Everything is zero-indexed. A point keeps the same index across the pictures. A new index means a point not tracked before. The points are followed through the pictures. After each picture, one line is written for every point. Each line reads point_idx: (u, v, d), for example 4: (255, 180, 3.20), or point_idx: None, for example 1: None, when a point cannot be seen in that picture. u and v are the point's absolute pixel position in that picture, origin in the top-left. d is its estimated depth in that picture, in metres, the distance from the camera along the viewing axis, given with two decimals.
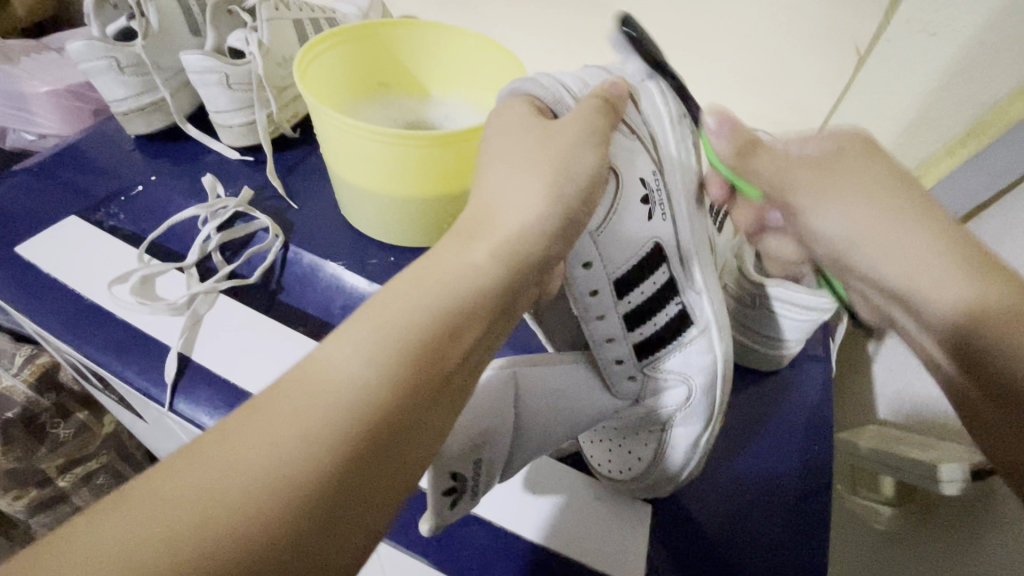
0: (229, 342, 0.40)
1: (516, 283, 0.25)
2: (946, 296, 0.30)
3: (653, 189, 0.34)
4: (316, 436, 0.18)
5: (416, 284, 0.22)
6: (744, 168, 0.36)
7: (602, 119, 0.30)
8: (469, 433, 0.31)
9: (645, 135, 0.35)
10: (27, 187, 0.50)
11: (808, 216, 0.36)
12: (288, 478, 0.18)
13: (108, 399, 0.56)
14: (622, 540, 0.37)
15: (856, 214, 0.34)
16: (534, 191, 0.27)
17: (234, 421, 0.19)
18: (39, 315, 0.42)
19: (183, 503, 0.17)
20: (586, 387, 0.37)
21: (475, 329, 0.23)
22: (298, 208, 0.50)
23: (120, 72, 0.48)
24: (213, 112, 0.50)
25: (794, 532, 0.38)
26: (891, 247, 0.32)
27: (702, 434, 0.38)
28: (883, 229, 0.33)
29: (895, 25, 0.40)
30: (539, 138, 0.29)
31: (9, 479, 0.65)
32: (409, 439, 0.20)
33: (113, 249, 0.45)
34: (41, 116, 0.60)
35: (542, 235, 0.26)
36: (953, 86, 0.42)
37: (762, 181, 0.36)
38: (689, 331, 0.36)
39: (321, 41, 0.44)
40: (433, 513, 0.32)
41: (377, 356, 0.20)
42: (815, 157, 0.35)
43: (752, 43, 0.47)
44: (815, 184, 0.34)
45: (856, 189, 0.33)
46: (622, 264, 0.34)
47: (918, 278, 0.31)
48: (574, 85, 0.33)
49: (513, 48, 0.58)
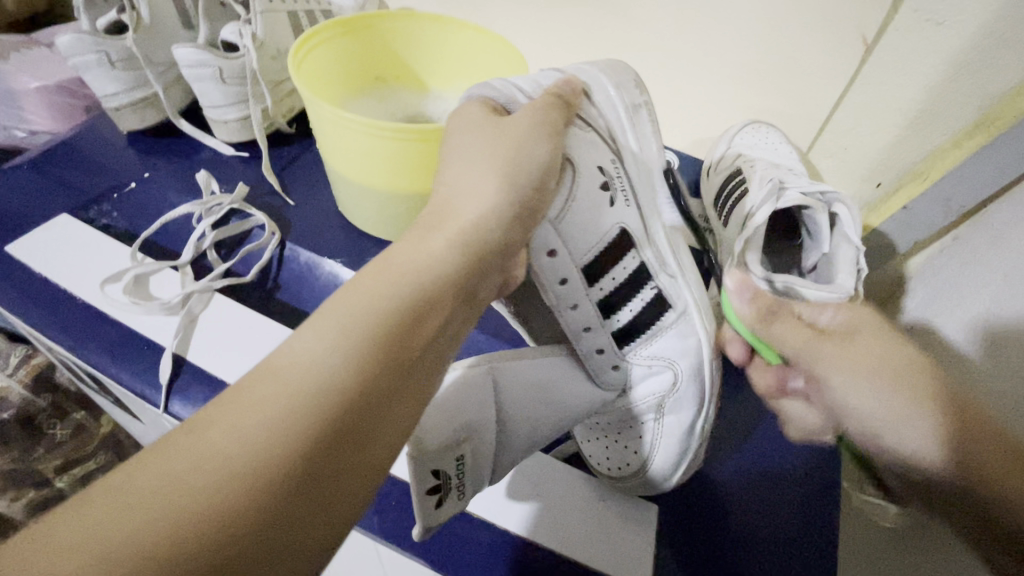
0: (224, 343, 0.39)
1: (478, 268, 0.25)
2: (922, 441, 0.28)
3: (612, 177, 0.35)
4: (284, 421, 0.18)
5: (372, 274, 0.22)
6: (768, 336, 0.34)
7: (555, 111, 0.31)
8: (449, 430, 0.30)
9: (600, 128, 0.36)
10: (17, 184, 0.50)
11: (830, 388, 0.31)
12: (255, 462, 0.17)
13: (103, 399, 0.56)
14: (627, 540, 0.36)
15: (862, 388, 0.30)
16: (488, 180, 0.27)
17: (199, 410, 0.18)
18: (31, 315, 0.41)
19: (146, 496, 0.16)
20: (567, 378, 0.36)
21: (441, 312, 0.23)
22: (294, 205, 0.49)
23: (110, 68, 0.46)
24: (206, 107, 0.49)
25: (803, 528, 0.37)
26: (895, 426, 0.29)
27: (695, 420, 0.37)
28: (897, 417, 0.29)
29: (904, 13, 0.40)
30: (495, 128, 0.29)
31: (6, 480, 0.65)
32: (374, 426, 0.20)
33: (104, 247, 0.44)
34: (31, 112, 0.58)
35: (500, 221, 0.27)
36: (960, 79, 0.41)
37: (783, 350, 0.33)
38: (668, 314, 0.37)
39: (316, 34, 0.43)
40: (421, 516, 0.31)
41: (340, 339, 0.20)
42: (833, 328, 0.32)
43: (755, 35, 0.46)
44: (835, 356, 0.30)
45: (859, 363, 0.30)
46: (586, 253, 0.34)
47: (911, 443, 0.28)
48: (525, 84, 0.34)
49: (513, 42, 0.57)
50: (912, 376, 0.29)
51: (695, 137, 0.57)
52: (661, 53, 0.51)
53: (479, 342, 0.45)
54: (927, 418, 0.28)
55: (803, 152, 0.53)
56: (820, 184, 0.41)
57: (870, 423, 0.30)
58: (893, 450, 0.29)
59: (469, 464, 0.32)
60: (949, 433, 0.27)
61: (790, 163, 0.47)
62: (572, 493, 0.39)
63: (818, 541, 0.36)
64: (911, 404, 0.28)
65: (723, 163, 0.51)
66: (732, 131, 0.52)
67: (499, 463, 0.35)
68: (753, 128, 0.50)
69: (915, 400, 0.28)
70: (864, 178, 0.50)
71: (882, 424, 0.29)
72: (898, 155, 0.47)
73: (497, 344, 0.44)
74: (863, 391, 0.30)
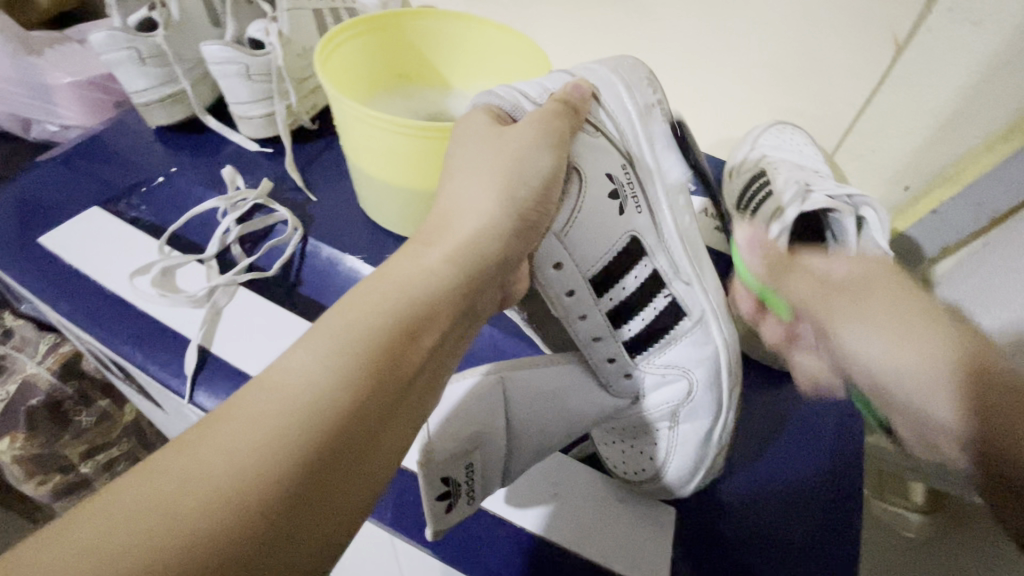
0: (248, 335, 0.40)
1: (477, 282, 0.26)
2: (943, 393, 0.28)
3: (622, 185, 0.34)
4: (273, 440, 0.18)
5: (370, 289, 0.23)
6: (780, 291, 0.37)
7: (558, 120, 0.31)
8: (459, 438, 0.31)
9: (611, 132, 0.35)
10: (50, 178, 0.51)
11: (841, 338, 0.33)
12: (245, 481, 0.17)
13: (128, 388, 0.57)
14: (643, 543, 0.36)
15: (879, 335, 0.31)
16: (490, 193, 0.28)
17: (192, 429, 0.18)
18: (62, 306, 0.42)
19: (134, 518, 0.16)
20: (578, 386, 0.36)
21: (439, 326, 0.24)
22: (316, 201, 0.50)
23: (141, 64, 0.47)
24: (232, 104, 0.49)
25: (821, 538, 0.36)
26: (905, 359, 0.30)
27: (711, 428, 0.36)
28: (895, 344, 0.30)
29: (937, 13, 0.39)
30: (494, 140, 0.29)
31: (35, 465, 0.67)
32: (371, 441, 0.20)
33: (134, 240, 0.45)
34: (63, 106, 0.60)
35: (498, 233, 0.27)
36: (994, 80, 0.40)
37: (791, 298, 0.36)
38: (683, 322, 0.36)
39: (342, 30, 0.43)
40: (432, 520, 0.31)
41: (332, 357, 0.20)
42: (841, 280, 0.34)
43: (781, 35, 0.45)
44: (842, 302, 0.33)
45: (882, 309, 0.31)
46: (595, 263, 0.34)
47: (919, 372, 0.29)
48: (532, 92, 0.33)
49: (535, 39, 0.57)
50: (928, 327, 0.30)
51: (718, 137, 0.57)
52: (685, 52, 0.51)
53: (496, 340, 0.45)
54: (936, 348, 0.29)
55: (829, 154, 0.52)
56: (848, 186, 0.40)
57: (877, 374, 0.32)
58: (901, 384, 0.30)
59: (479, 470, 0.33)
60: (967, 385, 0.27)
61: (814, 166, 0.46)
62: (586, 493, 0.39)
63: (837, 551, 0.36)
64: (919, 342, 0.29)
65: (745, 165, 0.49)
66: (755, 132, 0.51)
67: (511, 466, 0.35)
68: (778, 129, 0.49)
69: (937, 334, 0.29)
70: (890, 181, 0.49)
71: (898, 380, 0.30)
72: (927, 157, 0.46)
73: (515, 343, 0.44)
74: (896, 337, 0.30)
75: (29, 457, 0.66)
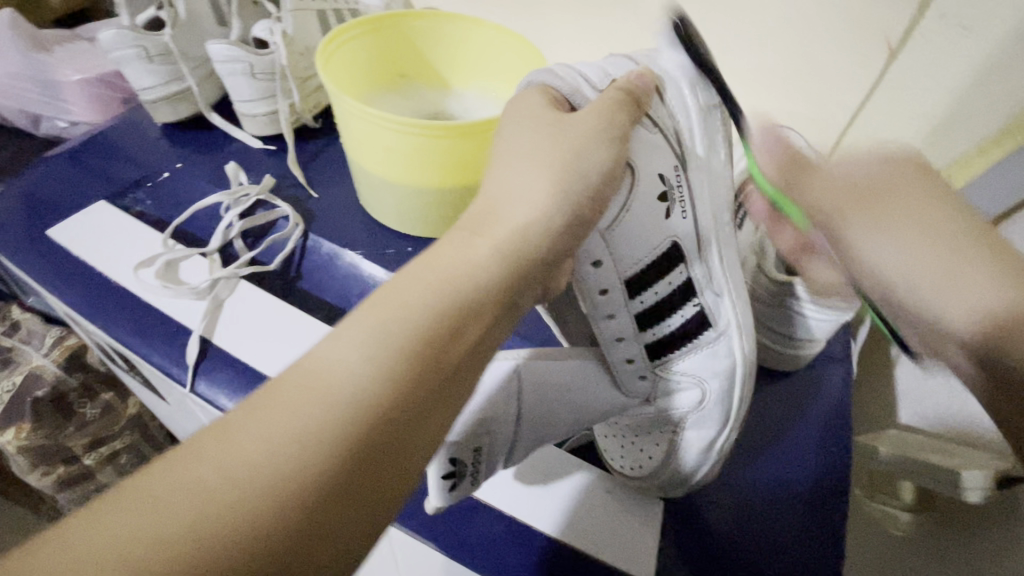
0: (250, 327, 0.41)
1: (520, 277, 0.26)
2: (964, 312, 0.30)
3: (672, 186, 0.34)
4: (311, 431, 0.19)
5: (413, 282, 0.23)
6: (793, 195, 0.37)
7: (620, 114, 0.30)
8: (469, 426, 0.32)
9: (667, 129, 0.34)
10: (57, 172, 0.52)
11: (855, 245, 0.35)
12: (286, 473, 0.18)
13: (133, 380, 0.58)
14: (633, 538, 0.36)
15: (905, 245, 0.33)
16: (542, 185, 0.28)
17: (233, 416, 0.19)
18: (68, 296, 0.43)
19: (178, 502, 0.17)
20: (595, 384, 0.37)
21: (481, 321, 0.24)
22: (318, 197, 0.51)
23: (148, 62, 0.48)
24: (236, 102, 0.50)
25: (812, 538, 0.37)
26: (945, 289, 0.31)
27: (717, 437, 0.37)
28: (924, 259, 0.32)
29: (929, 18, 0.39)
30: (554, 130, 0.29)
31: (39, 454, 0.68)
32: (407, 438, 0.21)
33: (140, 233, 0.46)
34: (73, 103, 0.61)
35: (550, 229, 0.27)
36: (985, 84, 0.40)
37: (808, 205, 0.36)
38: (707, 332, 0.37)
39: (342, 32, 0.45)
40: (437, 494, 0.32)
41: (375, 353, 0.21)
42: (863, 182, 0.35)
43: (776, 37, 0.46)
44: (862, 211, 0.35)
45: (904, 221, 0.33)
46: (635, 263, 0.35)
47: (954, 306, 0.31)
48: (594, 76, 0.33)
49: (536, 40, 0.58)
50: (971, 255, 0.31)
51: None
52: None
53: None
54: (982, 275, 0.30)
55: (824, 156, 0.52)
56: None
57: (891, 274, 0.34)
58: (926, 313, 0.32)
59: (484, 456, 0.33)
60: (981, 327, 0.29)
61: (810, 167, 0.46)
62: (588, 484, 0.39)
63: (823, 551, 0.36)
64: (960, 283, 0.31)
65: None
66: None
67: (511, 458, 0.36)
68: None
69: (976, 265, 0.30)
70: None
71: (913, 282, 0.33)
72: (921, 161, 0.46)
73: (512, 339, 0.45)
74: (917, 257, 0.32)
75: (33, 446, 0.66)
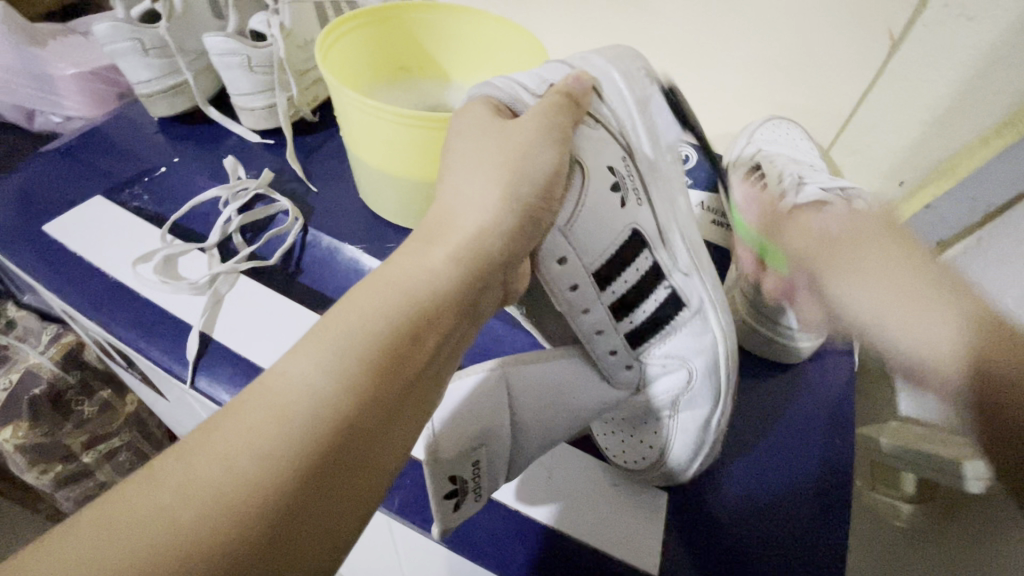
0: (251, 321, 0.41)
1: (481, 277, 0.26)
2: (945, 347, 0.32)
3: (622, 176, 0.34)
4: (276, 442, 0.19)
5: (373, 287, 0.23)
6: (774, 240, 0.43)
7: (561, 114, 0.30)
8: (466, 440, 0.31)
9: (611, 126, 0.35)
10: (52, 167, 0.51)
11: (835, 292, 0.40)
12: (252, 480, 0.18)
13: (131, 376, 0.57)
14: (632, 528, 0.37)
15: (875, 289, 0.38)
16: (492, 188, 0.28)
17: (195, 435, 0.19)
18: (64, 293, 0.43)
19: (144, 521, 0.17)
20: (580, 381, 0.36)
21: (443, 323, 0.24)
22: (317, 191, 0.50)
23: (144, 55, 0.48)
24: (234, 95, 0.50)
25: (816, 526, 0.37)
26: (917, 323, 0.34)
27: (710, 415, 0.36)
28: (896, 297, 0.36)
29: (932, 9, 0.39)
30: (497, 135, 0.29)
31: (35, 453, 0.67)
32: (379, 437, 0.21)
33: (138, 229, 0.46)
34: (66, 98, 0.61)
35: (501, 231, 0.27)
36: (986, 76, 0.40)
37: (789, 249, 0.43)
38: (683, 312, 0.36)
39: (343, 22, 0.44)
40: (439, 518, 0.32)
41: (335, 357, 0.21)
42: (835, 235, 0.41)
43: (778, 28, 0.46)
44: (828, 258, 0.41)
45: (876, 270, 0.38)
46: (599, 255, 0.33)
47: (924, 340, 0.33)
48: (531, 83, 0.33)
49: (535, 32, 0.58)
50: (915, 283, 0.36)
51: (715, 132, 0.58)
52: (683, 45, 0.51)
53: (492, 329, 0.45)
54: (944, 317, 0.33)
55: (825, 148, 0.52)
56: (840, 180, 0.43)
57: (869, 315, 0.38)
58: (913, 343, 0.34)
59: (485, 468, 0.34)
60: (970, 339, 0.31)
61: (810, 161, 0.47)
62: (586, 485, 0.39)
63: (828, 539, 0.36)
64: (909, 303, 0.35)
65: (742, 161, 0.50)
66: (752, 126, 0.51)
67: (515, 464, 0.36)
68: (774, 124, 0.50)
69: (942, 305, 0.33)
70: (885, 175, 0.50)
71: (901, 333, 0.35)
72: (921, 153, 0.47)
73: (514, 333, 0.45)
74: (899, 304, 0.36)
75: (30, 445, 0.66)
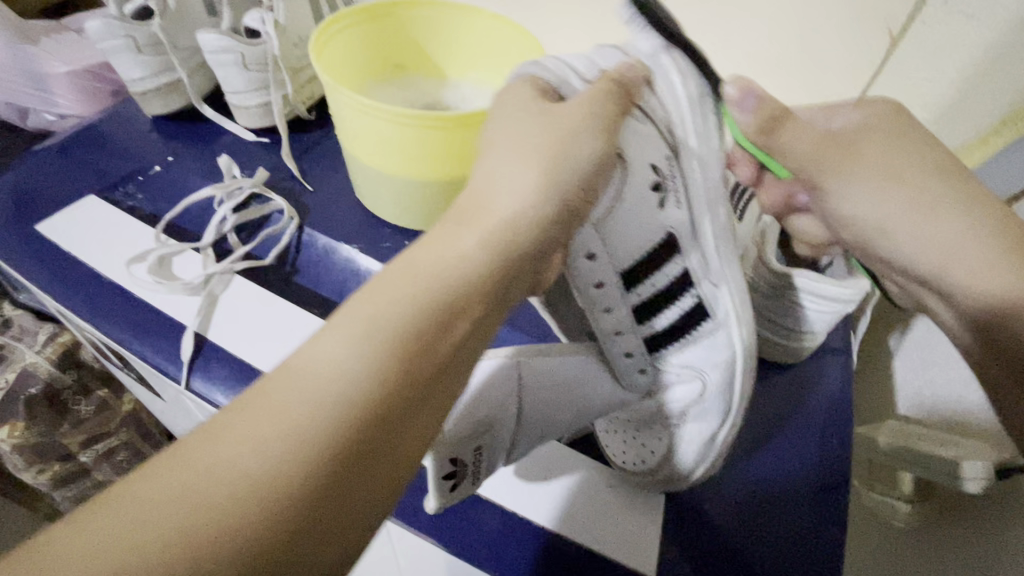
0: (246, 321, 0.41)
1: (510, 269, 0.25)
2: (1000, 275, 0.30)
3: (665, 176, 0.33)
4: (306, 434, 0.18)
5: (408, 273, 0.23)
6: (781, 143, 0.36)
7: (610, 104, 0.30)
8: (469, 428, 0.32)
9: (659, 118, 0.33)
10: (45, 166, 0.51)
11: (839, 203, 0.36)
12: (282, 473, 0.18)
13: (127, 377, 0.57)
14: (634, 529, 0.37)
15: (890, 205, 0.34)
16: (529, 179, 0.27)
17: (226, 416, 0.19)
18: (58, 293, 0.42)
19: (172, 507, 0.17)
20: (594, 377, 0.36)
21: (473, 314, 0.23)
22: (312, 190, 0.50)
23: (137, 53, 0.48)
24: (228, 93, 0.49)
25: (818, 529, 0.37)
26: (953, 251, 0.32)
27: (718, 429, 0.36)
28: (933, 235, 0.33)
29: (932, 7, 0.39)
30: (543, 122, 0.28)
31: (34, 452, 0.67)
32: (401, 437, 0.20)
33: (133, 228, 0.46)
34: (59, 94, 0.60)
35: (536, 222, 0.26)
36: (986, 73, 0.40)
37: (794, 156, 0.36)
38: (704, 323, 0.35)
39: (337, 19, 0.44)
40: (436, 495, 0.32)
41: (370, 350, 0.20)
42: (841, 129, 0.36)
43: (776, 25, 0.45)
44: (839, 163, 0.35)
45: (915, 195, 0.33)
46: (628, 255, 0.33)
47: (965, 273, 0.32)
48: (582, 68, 0.33)
49: (533, 29, 0.58)
50: (950, 208, 0.33)
51: None
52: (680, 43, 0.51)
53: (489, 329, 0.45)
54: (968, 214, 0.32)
55: None
56: None
57: (920, 267, 0.34)
58: (948, 270, 0.33)
59: (486, 455, 0.34)
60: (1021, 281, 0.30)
61: None
62: (586, 486, 0.39)
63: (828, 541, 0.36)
64: (936, 217, 0.33)
65: None
66: None
67: (515, 449, 0.36)
68: None
69: (964, 215, 0.32)
70: None
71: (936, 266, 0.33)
72: None
73: (511, 333, 0.45)
74: (912, 218, 0.34)
75: (27, 444, 0.66)
